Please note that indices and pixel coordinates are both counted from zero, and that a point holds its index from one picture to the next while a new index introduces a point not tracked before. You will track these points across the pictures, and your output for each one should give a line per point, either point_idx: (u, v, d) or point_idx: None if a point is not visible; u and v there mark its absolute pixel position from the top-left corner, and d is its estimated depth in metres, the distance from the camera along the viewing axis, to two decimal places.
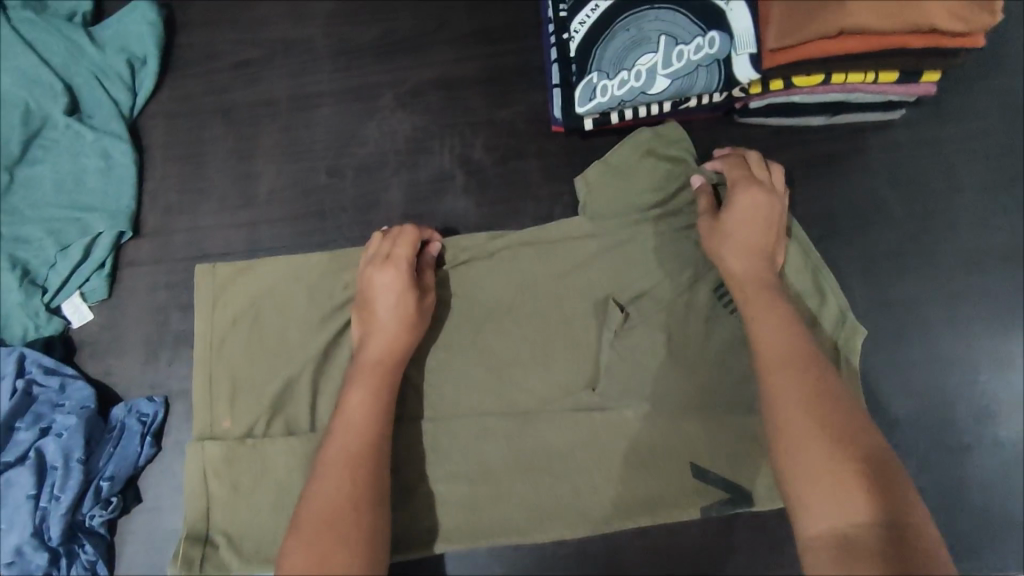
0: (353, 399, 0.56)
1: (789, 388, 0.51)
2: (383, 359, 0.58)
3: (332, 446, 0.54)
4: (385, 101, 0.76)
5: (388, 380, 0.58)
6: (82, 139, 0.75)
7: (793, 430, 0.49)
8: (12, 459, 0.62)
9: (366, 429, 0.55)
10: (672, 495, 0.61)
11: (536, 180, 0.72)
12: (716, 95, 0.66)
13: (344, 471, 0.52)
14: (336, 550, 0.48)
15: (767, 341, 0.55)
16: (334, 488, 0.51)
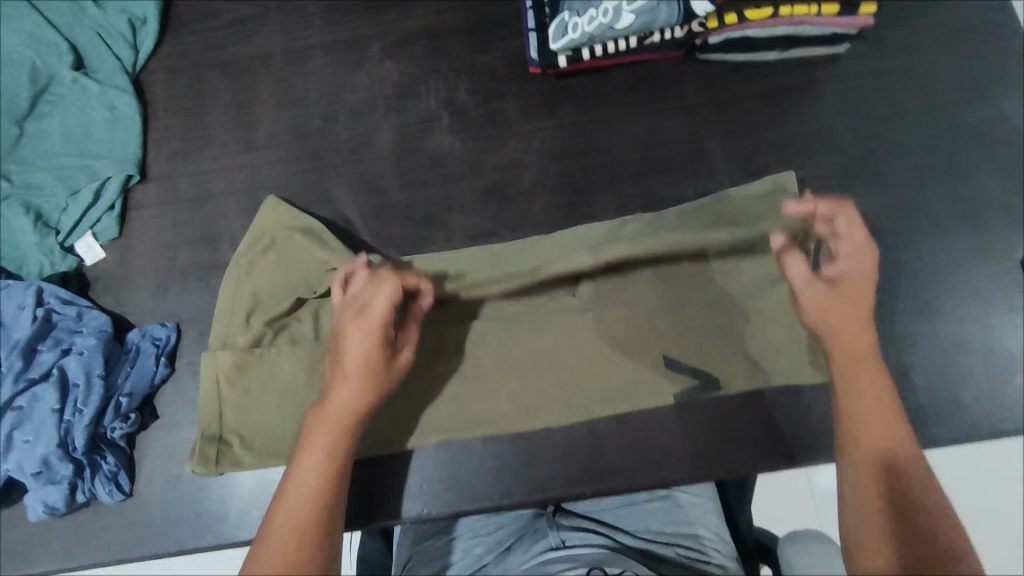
0: (311, 453, 0.58)
1: (876, 440, 0.56)
2: (343, 421, 0.59)
3: (282, 506, 0.55)
4: (373, 51, 0.81)
5: (350, 433, 0.59)
6: (88, 93, 0.80)
7: (871, 484, 0.54)
8: (35, 377, 0.67)
9: (321, 483, 0.56)
10: (645, 385, 0.68)
11: (515, 118, 0.78)
12: (677, 29, 0.73)
13: (290, 534, 0.54)
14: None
15: (864, 393, 0.58)
16: (277, 551, 0.53)
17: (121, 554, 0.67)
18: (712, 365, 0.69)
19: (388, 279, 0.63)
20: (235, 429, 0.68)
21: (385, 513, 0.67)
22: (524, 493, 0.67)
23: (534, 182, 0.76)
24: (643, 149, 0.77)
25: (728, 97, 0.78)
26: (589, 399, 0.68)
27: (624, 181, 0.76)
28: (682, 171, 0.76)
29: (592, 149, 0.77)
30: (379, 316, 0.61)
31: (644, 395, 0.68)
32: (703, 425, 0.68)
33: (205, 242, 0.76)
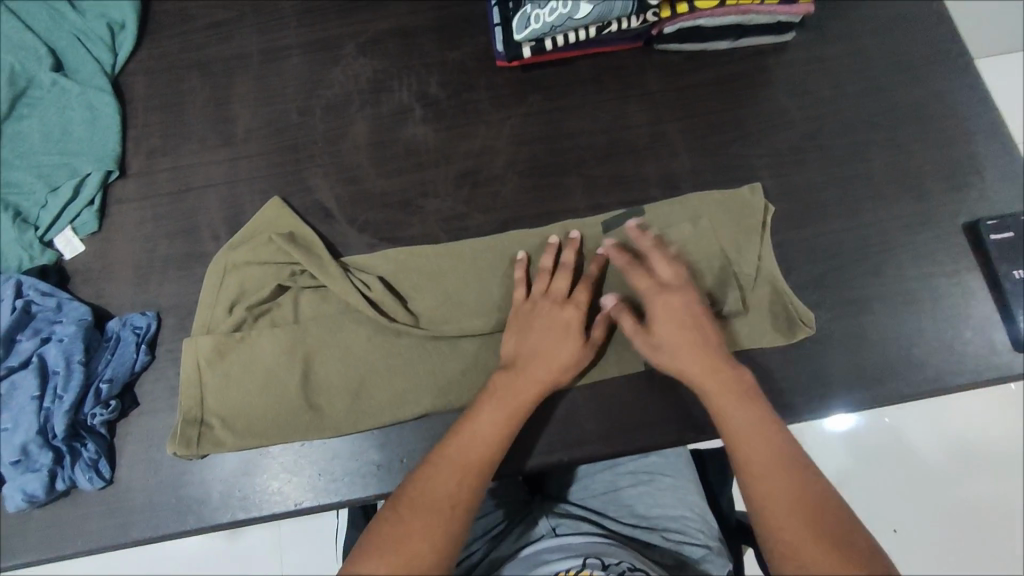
0: (461, 451, 0.63)
1: (755, 445, 0.61)
2: (528, 388, 0.66)
3: (456, 447, 0.63)
4: (347, 50, 0.85)
5: (509, 430, 0.64)
6: (68, 94, 0.82)
7: (770, 491, 0.60)
8: (15, 364, 0.68)
9: (464, 482, 0.62)
10: (617, 352, 0.72)
11: (486, 108, 0.82)
12: (633, 19, 0.77)
13: (457, 475, 0.62)
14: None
15: (726, 408, 0.64)
16: (443, 488, 0.61)
17: (103, 542, 0.66)
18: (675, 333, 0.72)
19: (582, 287, 0.71)
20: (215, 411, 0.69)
21: (366, 488, 0.69)
22: (503, 462, 0.69)
23: (504, 166, 0.80)
24: (606, 134, 0.81)
25: (685, 83, 0.83)
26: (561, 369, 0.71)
27: (590, 164, 0.80)
28: (644, 152, 0.81)
29: (559, 135, 0.81)
30: (594, 342, 0.69)
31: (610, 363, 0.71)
32: (674, 389, 0.70)
33: (184, 233, 0.78)
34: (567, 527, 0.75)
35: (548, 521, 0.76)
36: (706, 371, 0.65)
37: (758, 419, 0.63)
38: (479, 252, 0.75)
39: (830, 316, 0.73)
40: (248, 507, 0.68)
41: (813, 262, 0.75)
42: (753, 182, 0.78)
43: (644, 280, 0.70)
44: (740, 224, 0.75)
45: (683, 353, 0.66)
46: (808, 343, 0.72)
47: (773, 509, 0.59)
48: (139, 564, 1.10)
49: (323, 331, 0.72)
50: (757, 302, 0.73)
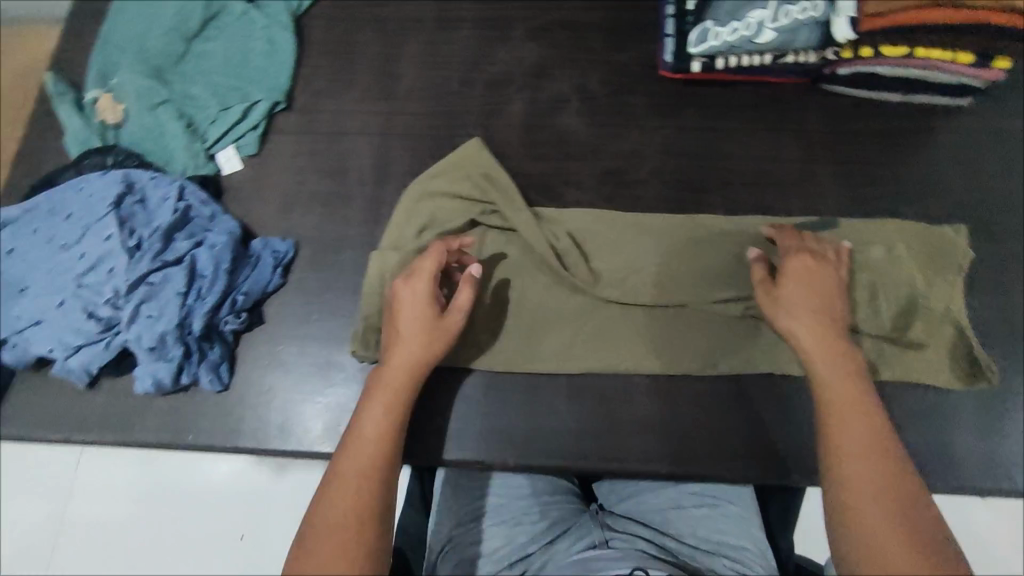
0: (373, 412, 0.62)
1: (850, 429, 0.57)
2: (396, 377, 0.64)
3: (345, 458, 0.59)
4: (517, 32, 0.88)
5: (393, 429, 0.61)
6: (254, 25, 0.87)
7: (857, 487, 0.54)
8: (170, 260, 0.71)
9: (383, 442, 0.60)
10: (780, 354, 0.72)
11: (640, 113, 0.83)
12: (811, 54, 0.77)
13: (357, 486, 0.57)
14: (340, 559, 0.53)
15: (834, 391, 0.59)
16: (342, 502, 0.56)
17: (214, 442, 0.70)
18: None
19: (432, 254, 0.68)
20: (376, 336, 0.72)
21: (462, 448, 0.71)
22: (597, 457, 0.70)
23: (650, 173, 0.81)
24: (758, 162, 0.81)
25: (846, 127, 0.82)
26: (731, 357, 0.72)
27: (735, 187, 0.80)
28: (793, 187, 0.80)
29: (709, 153, 0.81)
30: (461, 309, 0.66)
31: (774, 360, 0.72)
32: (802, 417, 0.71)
33: (334, 172, 0.81)
34: (621, 542, 0.69)
35: (601, 532, 0.72)
36: (820, 359, 0.62)
37: (866, 414, 0.58)
38: (675, 230, 0.76)
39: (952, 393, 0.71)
40: None
41: None
42: (956, 224, 0.77)
43: (792, 242, 0.70)
44: (936, 260, 0.74)
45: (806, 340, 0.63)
46: (927, 412, 0.70)
47: (862, 495, 0.53)
48: (183, 476, 1.09)
49: (505, 272, 0.75)
50: (936, 342, 0.71)
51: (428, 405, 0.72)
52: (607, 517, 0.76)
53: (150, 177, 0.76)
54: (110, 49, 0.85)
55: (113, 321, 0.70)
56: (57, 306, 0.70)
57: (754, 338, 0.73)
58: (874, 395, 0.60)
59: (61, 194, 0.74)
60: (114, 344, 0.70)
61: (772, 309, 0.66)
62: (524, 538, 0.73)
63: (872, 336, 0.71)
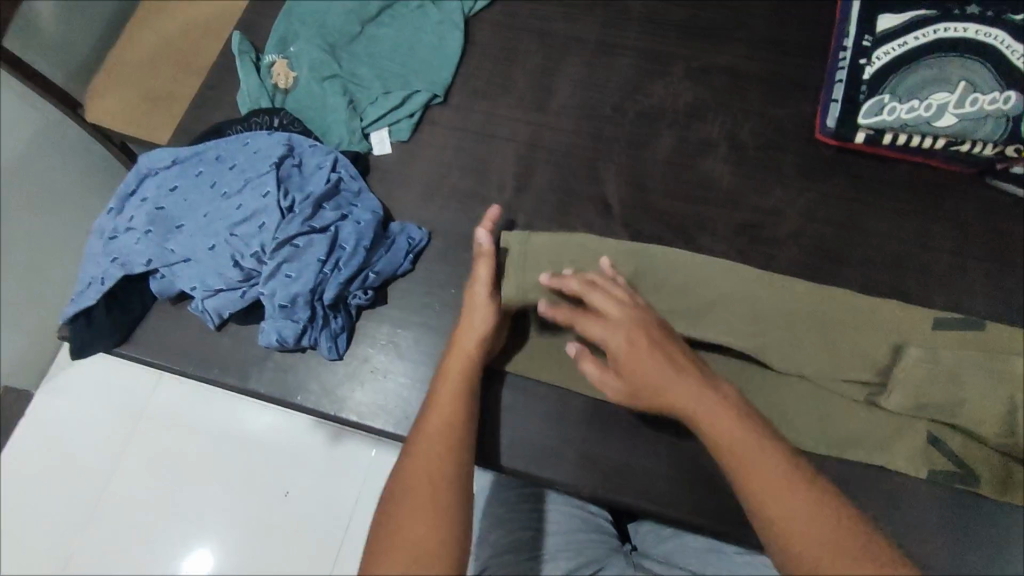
0: (443, 387, 0.65)
1: (746, 449, 0.54)
2: (466, 352, 0.67)
3: (425, 424, 0.61)
4: (677, 69, 0.88)
5: (464, 399, 0.63)
6: (426, 19, 0.91)
7: (784, 510, 0.50)
8: (316, 227, 0.74)
9: (451, 412, 0.62)
10: (904, 449, 0.68)
11: (789, 171, 0.82)
12: (989, 147, 0.74)
13: (435, 449, 0.58)
14: (419, 513, 0.54)
15: (710, 407, 0.57)
16: (421, 463, 0.57)
17: (318, 407, 0.73)
18: (957, 476, 0.66)
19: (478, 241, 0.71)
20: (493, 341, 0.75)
21: (553, 468, 0.70)
22: (686, 509, 0.68)
23: (789, 234, 0.79)
24: (904, 246, 0.78)
25: (1008, 228, 0.77)
26: (851, 443, 0.68)
27: (876, 266, 0.77)
28: (937, 278, 0.76)
29: (854, 225, 0.79)
30: (482, 281, 0.70)
31: (897, 455, 0.67)
32: (917, 523, 0.66)
33: (476, 172, 0.83)
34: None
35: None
36: (670, 383, 0.59)
37: (732, 414, 0.56)
38: (807, 297, 0.73)
39: None
40: None
41: None
42: None
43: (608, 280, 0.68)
44: None
45: (650, 384, 0.59)
46: None
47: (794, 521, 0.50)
48: (249, 421, 1.12)
49: None
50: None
51: (527, 421, 0.73)
52: (640, 559, 0.73)
53: (310, 145, 0.80)
54: (294, 20, 0.91)
55: (253, 273, 0.74)
56: (207, 249, 0.74)
57: (877, 426, 0.69)
58: (745, 406, 0.58)
59: (229, 146, 0.79)
60: (249, 295, 0.74)
61: (620, 318, 0.63)
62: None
63: (994, 451, 0.67)
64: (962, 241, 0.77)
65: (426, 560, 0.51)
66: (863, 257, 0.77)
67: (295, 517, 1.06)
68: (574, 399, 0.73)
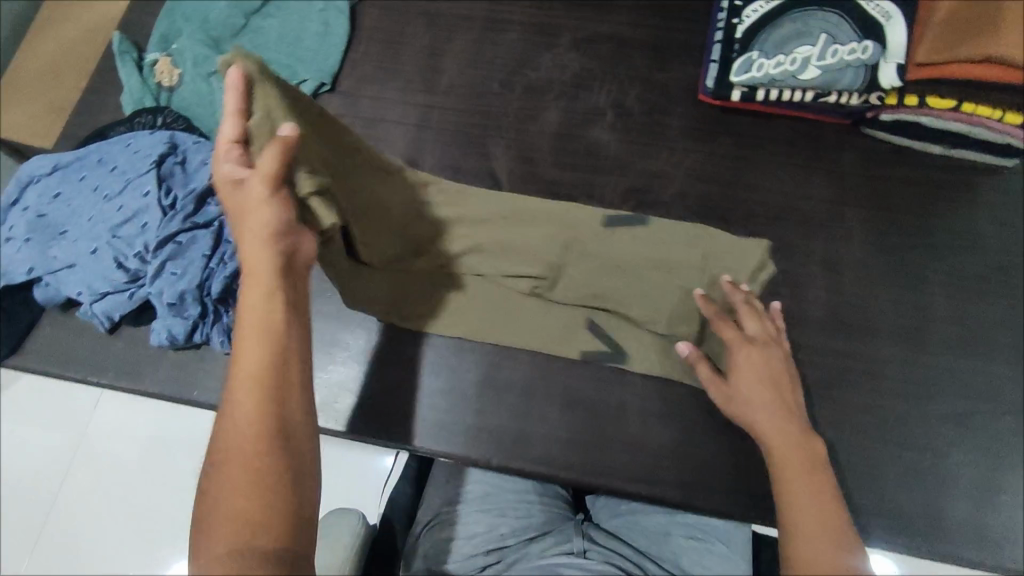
0: (251, 312, 0.51)
1: (800, 480, 0.55)
2: (256, 250, 0.52)
3: (237, 369, 0.49)
4: (563, 40, 0.88)
5: (274, 323, 0.51)
6: (312, 7, 0.91)
7: (815, 537, 0.51)
8: (198, 222, 0.74)
9: (263, 351, 0.50)
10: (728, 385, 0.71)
11: (674, 134, 0.83)
12: (854, 96, 0.76)
13: (253, 400, 0.48)
14: (244, 494, 0.45)
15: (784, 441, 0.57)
16: (241, 424, 0.47)
17: (217, 400, 0.73)
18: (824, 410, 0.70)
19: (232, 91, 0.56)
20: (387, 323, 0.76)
21: (450, 442, 0.71)
22: (583, 472, 0.70)
23: (674, 196, 0.80)
24: (787, 198, 0.80)
25: (883, 174, 0.80)
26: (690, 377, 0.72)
27: (759, 221, 0.79)
28: (816, 227, 0.78)
29: (738, 181, 0.81)
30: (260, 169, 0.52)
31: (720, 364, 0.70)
32: None
33: None
34: (598, 555, 0.66)
35: (581, 541, 0.68)
36: (766, 415, 0.59)
37: (803, 451, 0.57)
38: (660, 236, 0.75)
39: (959, 458, 0.69)
40: (340, 418, 0.72)
41: (959, 394, 0.71)
42: (972, 286, 0.75)
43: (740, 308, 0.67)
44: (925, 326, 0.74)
45: (756, 399, 0.60)
46: (928, 475, 0.68)
47: (822, 545, 0.50)
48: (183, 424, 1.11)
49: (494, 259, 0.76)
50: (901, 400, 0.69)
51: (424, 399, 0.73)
52: (590, 529, 0.72)
53: (194, 141, 0.79)
54: (177, 16, 0.90)
55: (139, 274, 0.73)
56: (90, 252, 0.74)
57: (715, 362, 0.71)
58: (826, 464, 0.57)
59: (110, 148, 0.79)
60: (137, 295, 0.73)
61: (740, 355, 0.63)
62: (504, 530, 0.72)
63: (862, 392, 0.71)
64: (840, 190, 0.80)
65: (256, 529, 0.45)
66: (748, 214, 0.79)
67: None
68: (470, 373, 0.74)
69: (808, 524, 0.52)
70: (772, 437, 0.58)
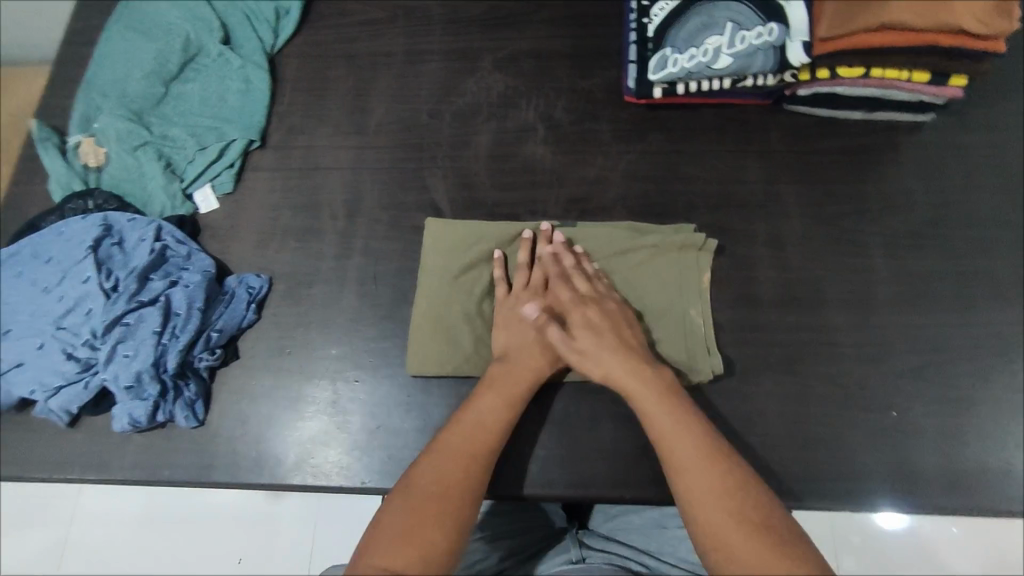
0: (486, 403, 0.65)
1: (671, 435, 0.60)
2: (537, 373, 0.68)
3: (455, 435, 0.62)
4: (484, 63, 0.89)
5: (506, 419, 0.65)
6: (230, 65, 0.90)
7: (697, 489, 0.56)
8: (145, 300, 0.73)
9: (495, 429, 0.64)
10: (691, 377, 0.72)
11: (606, 139, 0.84)
12: (769, 78, 0.77)
13: (458, 459, 0.61)
14: (433, 523, 0.56)
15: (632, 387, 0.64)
16: (443, 471, 0.60)
17: (190, 477, 0.72)
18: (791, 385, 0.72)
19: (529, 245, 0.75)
20: (351, 370, 0.75)
21: None
22: (568, 487, 0.70)
23: (615, 199, 0.81)
24: (723, 184, 0.81)
25: (810, 147, 0.82)
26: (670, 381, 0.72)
27: (700, 211, 0.80)
28: (755, 209, 0.80)
29: (674, 175, 0.82)
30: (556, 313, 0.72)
31: (701, 368, 0.71)
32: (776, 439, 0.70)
33: (306, 209, 0.83)
34: (598, 559, 0.70)
35: (578, 549, 0.71)
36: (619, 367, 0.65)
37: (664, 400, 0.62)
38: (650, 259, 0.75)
39: (923, 410, 0.71)
40: (318, 475, 0.71)
41: (915, 349, 0.73)
42: (910, 241, 0.77)
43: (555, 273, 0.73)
44: (874, 287, 0.76)
45: (607, 366, 0.65)
46: (898, 433, 0.70)
47: (710, 495, 0.55)
48: (174, 500, 1.10)
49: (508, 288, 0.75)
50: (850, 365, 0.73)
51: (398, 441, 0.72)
52: (583, 536, 0.76)
53: (128, 218, 0.78)
54: (94, 93, 0.88)
55: (92, 361, 0.72)
56: (37, 348, 0.73)
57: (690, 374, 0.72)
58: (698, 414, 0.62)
59: (41, 240, 0.77)
60: (92, 384, 0.71)
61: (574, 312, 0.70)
62: (504, 554, 0.75)
63: (825, 359, 0.73)
64: (773, 168, 0.82)
65: (429, 558, 0.54)
66: (689, 206, 0.81)
67: None
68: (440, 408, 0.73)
69: (690, 475, 0.57)
70: (650, 413, 0.62)
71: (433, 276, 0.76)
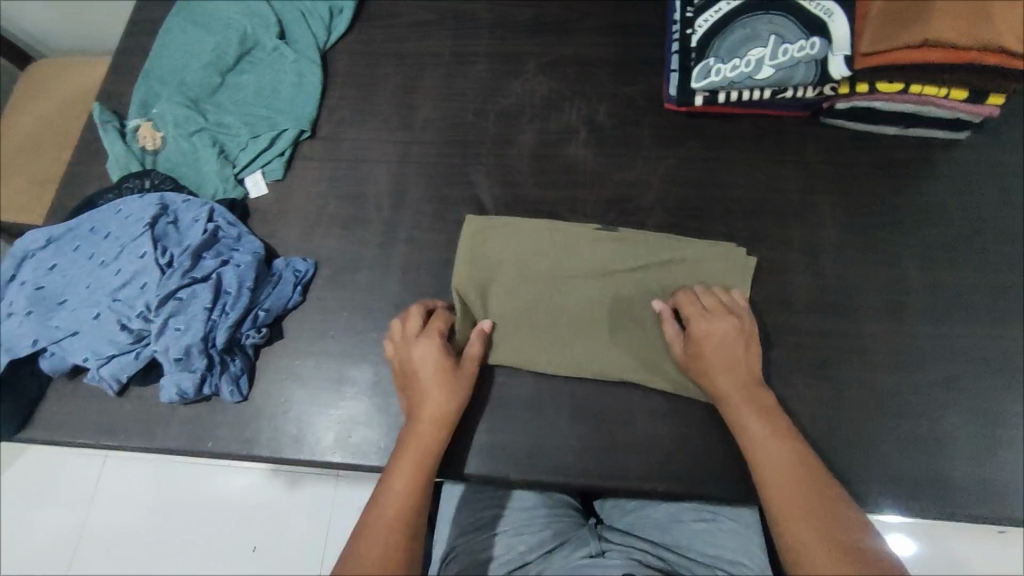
0: (405, 459, 0.65)
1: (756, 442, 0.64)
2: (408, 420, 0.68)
3: (389, 488, 0.64)
4: (529, 66, 0.92)
5: (428, 466, 0.65)
6: (284, 59, 0.93)
7: (780, 491, 0.60)
8: (197, 277, 0.76)
9: (419, 475, 0.65)
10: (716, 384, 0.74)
11: (646, 143, 0.87)
12: (809, 90, 0.80)
13: (394, 513, 0.62)
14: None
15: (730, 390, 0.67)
16: (381, 527, 0.61)
17: (232, 450, 0.74)
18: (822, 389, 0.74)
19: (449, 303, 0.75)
20: None
21: (465, 463, 0.73)
22: (600, 477, 0.71)
23: (653, 201, 0.84)
24: (760, 191, 0.83)
25: (846, 159, 0.84)
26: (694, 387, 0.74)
27: (736, 216, 0.82)
28: (791, 217, 0.82)
29: (712, 181, 0.84)
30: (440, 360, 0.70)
31: None
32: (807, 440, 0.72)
33: (352, 198, 0.86)
34: (616, 554, 0.71)
35: (597, 543, 0.74)
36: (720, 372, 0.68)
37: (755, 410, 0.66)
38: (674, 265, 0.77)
39: (953, 420, 0.72)
40: (357, 453, 0.73)
41: (946, 360, 0.74)
42: (942, 253, 0.79)
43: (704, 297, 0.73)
44: (906, 297, 0.77)
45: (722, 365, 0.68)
46: (929, 441, 0.71)
47: (788, 494, 0.60)
48: (196, 483, 1.12)
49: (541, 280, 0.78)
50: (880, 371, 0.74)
51: None
52: (603, 532, 0.77)
53: (184, 200, 0.81)
54: (154, 81, 0.92)
55: (144, 333, 0.75)
56: (92, 318, 0.75)
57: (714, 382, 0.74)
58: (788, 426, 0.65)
59: (100, 216, 0.80)
60: (143, 354, 0.74)
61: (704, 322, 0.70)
62: (523, 547, 0.74)
63: (856, 365, 0.74)
64: (809, 178, 0.84)
65: None
66: (726, 211, 0.83)
67: (264, 567, 1.07)
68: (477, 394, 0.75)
69: (774, 478, 0.61)
70: (742, 419, 0.66)
71: (469, 263, 0.78)
